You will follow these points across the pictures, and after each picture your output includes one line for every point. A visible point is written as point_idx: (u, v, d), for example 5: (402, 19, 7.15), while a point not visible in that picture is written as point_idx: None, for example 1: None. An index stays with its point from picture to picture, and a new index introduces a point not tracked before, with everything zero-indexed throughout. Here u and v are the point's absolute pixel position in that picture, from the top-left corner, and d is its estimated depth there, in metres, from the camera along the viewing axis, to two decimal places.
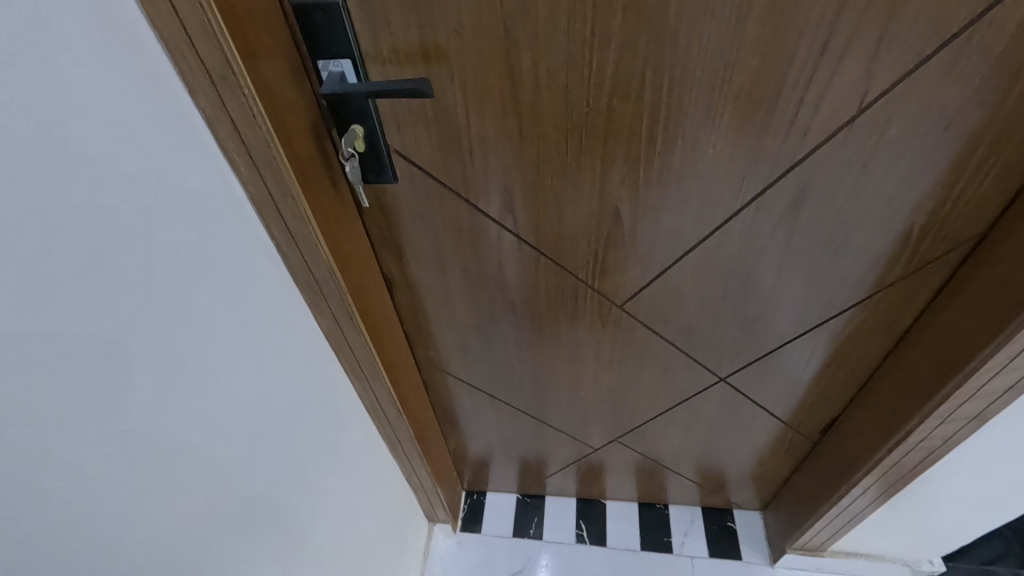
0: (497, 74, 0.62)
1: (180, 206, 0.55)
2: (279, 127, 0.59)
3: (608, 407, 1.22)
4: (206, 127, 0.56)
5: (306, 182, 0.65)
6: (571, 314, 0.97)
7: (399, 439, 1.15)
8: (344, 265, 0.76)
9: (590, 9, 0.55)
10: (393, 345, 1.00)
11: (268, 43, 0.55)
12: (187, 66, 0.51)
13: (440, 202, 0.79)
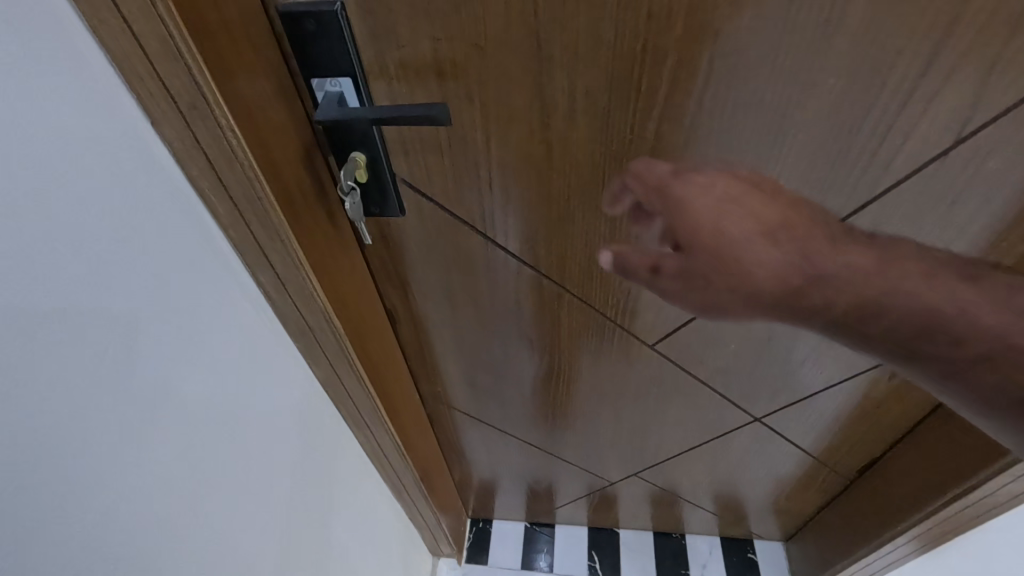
0: (524, 95, 0.52)
1: (150, 262, 0.44)
2: (266, 161, 0.48)
3: (628, 442, 1.13)
4: (177, 165, 0.46)
5: (299, 223, 0.55)
6: (595, 351, 0.87)
7: (404, 483, 1.05)
8: (342, 310, 0.66)
9: (644, 19, 0.46)
10: (396, 384, 0.90)
11: (251, 61, 0.45)
12: (148, 93, 0.41)
13: (452, 235, 0.69)
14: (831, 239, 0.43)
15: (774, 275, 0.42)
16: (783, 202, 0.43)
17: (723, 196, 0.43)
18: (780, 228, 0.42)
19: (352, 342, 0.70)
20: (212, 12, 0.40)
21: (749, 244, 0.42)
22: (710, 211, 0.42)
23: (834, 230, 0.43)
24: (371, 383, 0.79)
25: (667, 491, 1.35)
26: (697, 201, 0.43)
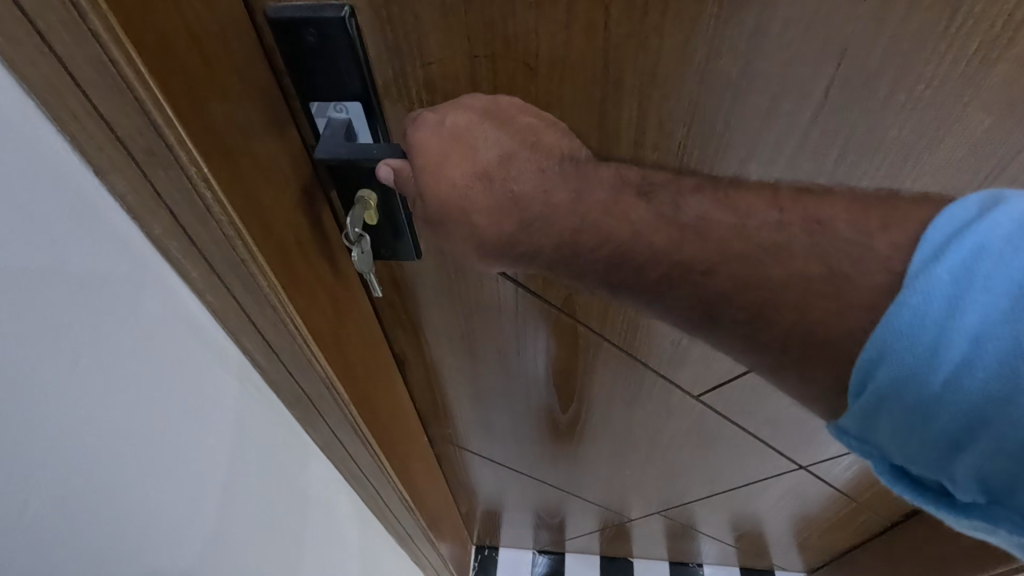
0: (581, 127, 0.41)
1: (90, 353, 0.33)
2: (253, 214, 0.37)
3: (655, 484, 1.04)
4: (136, 225, 0.34)
5: (297, 282, 0.43)
6: (628, 398, 0.78)
7: (410, 535, 0.95)
8: (348, 373, 0.55)
9: (749, 34, 0.35)
10: (403, 435, 0.79)
11: (232, 88, 0.34)
12: (88, 137, 0.29)
13: (475, 281, 0.58)
14: (541, 167, 0.39)
15: (490, 214, 0.40)
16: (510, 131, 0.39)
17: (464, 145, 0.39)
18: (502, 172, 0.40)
19: (359, 406, 0.59)
20: (175, 25, 0.29)
21: (458, 185, 0.39)
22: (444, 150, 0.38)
23: (560, 163, 0.39)
24: (378, 445, 0.68)
25: (687, 526, 1.27)
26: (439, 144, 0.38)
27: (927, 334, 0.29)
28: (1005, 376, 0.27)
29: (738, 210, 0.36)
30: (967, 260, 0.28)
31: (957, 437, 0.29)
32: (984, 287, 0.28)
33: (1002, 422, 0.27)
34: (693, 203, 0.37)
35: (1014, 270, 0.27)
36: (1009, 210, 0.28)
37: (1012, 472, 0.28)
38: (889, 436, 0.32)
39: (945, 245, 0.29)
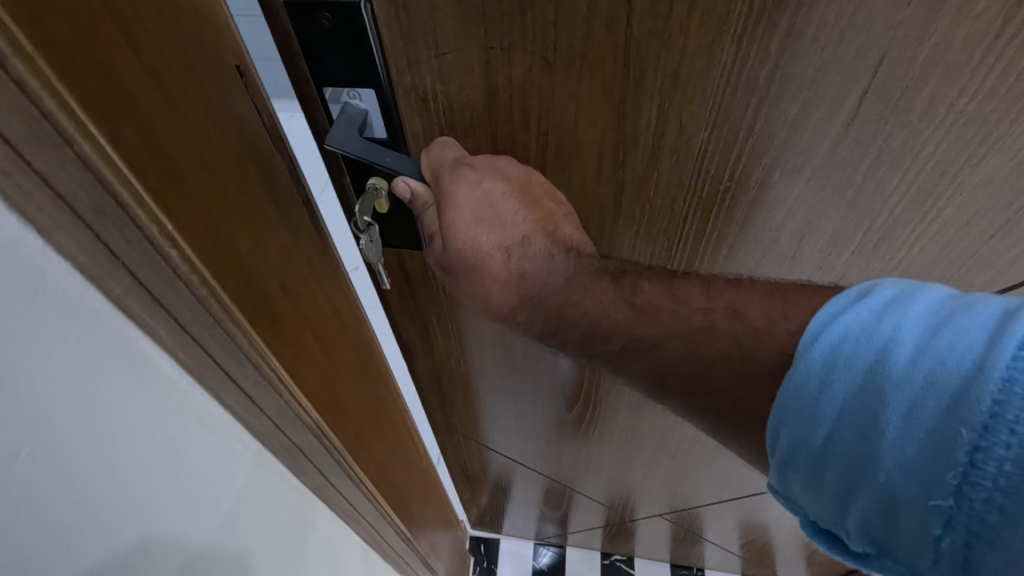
0: (597, 128, 0.40)
1: (35, 441, 0.27)
2: (220, 258, 0.33)
3: (659, 486, 1.04)
4: (91, 284, 0.28)
5: (275, 321, 0.40)
6: (637, 402, 0.77)
7: (407, 558, 0.92)
8: (334, 414, 0.51)
9: (780, 35, 0.33)
10: (397, 463, 0.76)
11: (196, 125, 0.30)
12: (16, 188, 0.23)
13: None
14: (550, 252, 0.43)
15: (500, 287, 0.45)
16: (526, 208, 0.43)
17: (490, 208, 0.42)
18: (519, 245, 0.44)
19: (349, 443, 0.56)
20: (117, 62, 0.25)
21: (480, 241, 0.44)
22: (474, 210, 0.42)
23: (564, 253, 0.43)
24: (371, 479, 0.65)
25: (689, 531, 1.26)
26: (467, 199, 0.41)
27: (807, 407, 0.31)
28: (869, 439, 0.29)
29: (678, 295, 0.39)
30: (836, 337, 0.31)
31: (844, 495, 0.31)
32: (845, 367, 0.30)
33: (871, 483, 0.29)
34: (647, 289, 0.40)
35: (874, 346, 0.30)
36: (877, 297, 0.31)
37: (890, 528, 0.29)
38: (801, 494, 0.33)
39: (819, 329, 0.32)
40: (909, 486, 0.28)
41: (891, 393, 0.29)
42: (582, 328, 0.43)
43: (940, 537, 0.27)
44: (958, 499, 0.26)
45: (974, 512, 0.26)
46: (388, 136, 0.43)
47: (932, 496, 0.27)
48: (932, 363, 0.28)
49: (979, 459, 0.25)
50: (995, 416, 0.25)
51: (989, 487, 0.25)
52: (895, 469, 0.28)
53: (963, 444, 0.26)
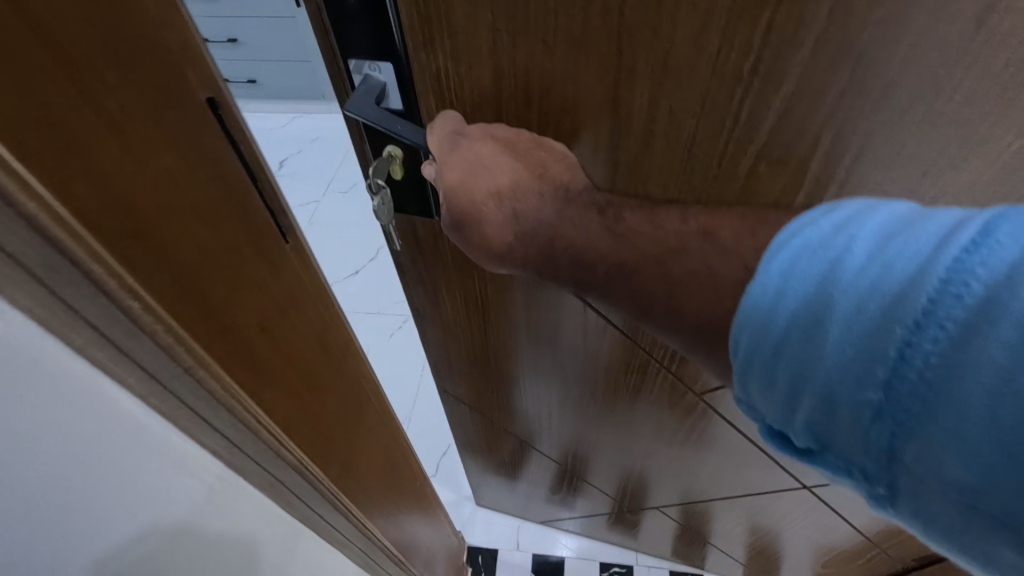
0: (594, 110, 0.43)
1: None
2: (190, 306, 0.33)
3: (655, 476, 1.07)
4: (51, 334, 0.27)
5: (252, 361, 0.39)
6: (632, 389, 0.80)
7: None
8: (319, 444, 0.51)
9: (761, 31, 0.35)
10: (388, 491, 0.75)
11: (157, 168, 0.30)
12: None
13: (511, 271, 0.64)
14: (541, 190, 0.45)
15: (497, 233, 0.48)
16: (524, 163, 0.45)
17: (480, 163, 0.45)
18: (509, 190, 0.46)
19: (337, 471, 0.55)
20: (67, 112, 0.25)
21: (476, 197, 0.47)
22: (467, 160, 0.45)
23: (555, 189, 0.45)
24: (360, 507, 0.63)
25: (692, 530, 1.28)
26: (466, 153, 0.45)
27: (761, 314, 0.32)
28: (813, 341, 0.30)
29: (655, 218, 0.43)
30: (794, 251, 0.31)
31: (792, 398, 0.31)
32: (802, 278, 0.31)
33: (812, 383, 0.30)
34: (627, 220, 0.43)
35: (828, 254, 0.30)
36: (841, 212, 0.31)
37: (830, 427, 0.30)
38: (756, 398, 0.34)
39: (781, 245, 0.32)
40: (846, 383, 0.28)
41: (838, 296, 0.29)
42: (569, 257, 0.45)
43: (870, 428, 0.28)
44: (887, 393, 0.27)
45: (901, 404, 0.26)
46: (404, 107, 0.47)
47: (864, 391, 0.28)
48: (881, 267, 0.28)
49: (909, 354, 0.26)
50: (929, 314, 0.25)
51: (915, 380, 0.26)
52: (835, 368, 0.29)
53: (896, 341, 0.26)
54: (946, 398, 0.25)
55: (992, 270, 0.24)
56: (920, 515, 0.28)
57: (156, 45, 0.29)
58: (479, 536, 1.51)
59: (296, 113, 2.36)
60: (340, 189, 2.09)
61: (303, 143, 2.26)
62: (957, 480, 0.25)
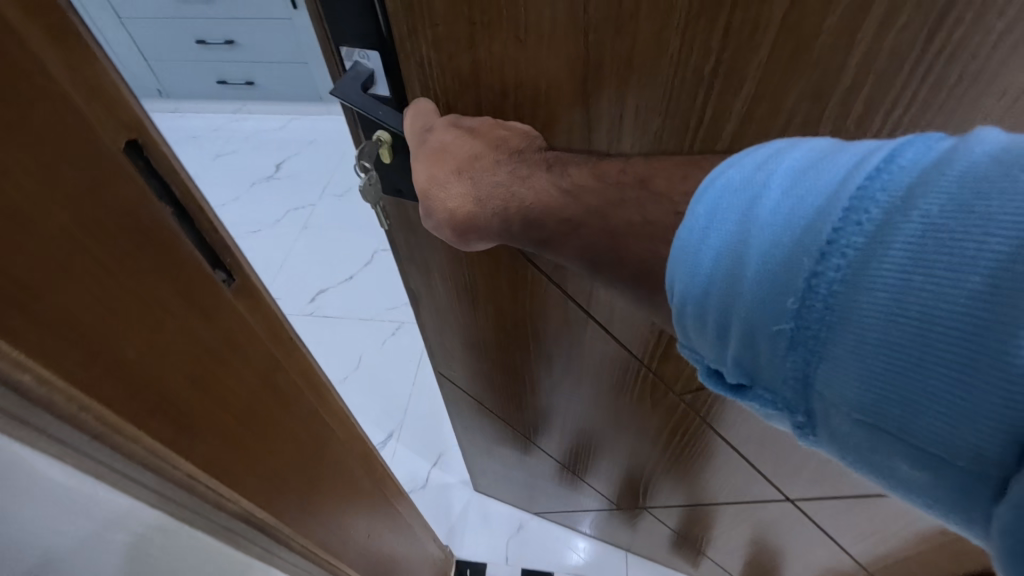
0: (566, 105, 0.44)
1: None
2: (103, 368, 0.30)
3: (643, 475, 1.08)
4: None
5: (177, 419, 0.35)
6: (615, 384, 0.82)
7: None
8: (276, 495, 0.47)
9: (719, 34, 0.36)
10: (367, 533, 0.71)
11: (57, 222, 0.26)
12: None
13: (493, 256, 0.66)
14: (497, 158, 0.45)
15: (456, 210, 0.47)
16: (485, 140, 0.46)
17: (447, 152, 0.46)
18: (471, 162, 0.46)
19: (301, 516, 0.52)
20: None
21: (441, 172, 0.47)
22: (440, 143, 0.46)
23: (511, 154, 0.45)
24: (322, 546, 0.58)
25: (690, 540, 1.26)
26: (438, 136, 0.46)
27: (689, 257, 0.32)
28: (733, 277, 0.30)
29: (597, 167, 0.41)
30: (716, 194, 0.32)
31: (721, 336, 0.32)
32: (724, 219, 0.31)
33: (735, 318, 0.31)
34: (572, 173, 0.41)
35: (748, 193, 0.31)
36: (759, 152, 0.32)
37: (753, 360, 0.31)
38: (694, 340, 0.35)
39: (705, 189, 0.33)
40: (762, 314, 0.29)
41: (756, 233, 0.30)
42: (519, 216, 0.44)
43: (784, 357, 0.29)
44: (797, 321, 0.28)
45: (810, 330, 0.27)
46: (391, 93, 0.50)
47: (778, 321, 0.28)
48: (793, 200, 0.29)
49: (815, 283, 0.27)
50: (833, 242, 0.27)
51: (820, 306, 0.27)
52: (753, 302, 0.29)
53: (805, 270, 0.27)
54: (847, 321, 0.26)
55: (887, 195, 0.26)
56: (834, 440, 0.29)
57: (48, 92, 0.25)
58: (471, 551, 1.45)
59: (294, 115, 2.43)
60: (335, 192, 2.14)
61: (302, 147, 2.33)
62: (858, 398, 0.26)
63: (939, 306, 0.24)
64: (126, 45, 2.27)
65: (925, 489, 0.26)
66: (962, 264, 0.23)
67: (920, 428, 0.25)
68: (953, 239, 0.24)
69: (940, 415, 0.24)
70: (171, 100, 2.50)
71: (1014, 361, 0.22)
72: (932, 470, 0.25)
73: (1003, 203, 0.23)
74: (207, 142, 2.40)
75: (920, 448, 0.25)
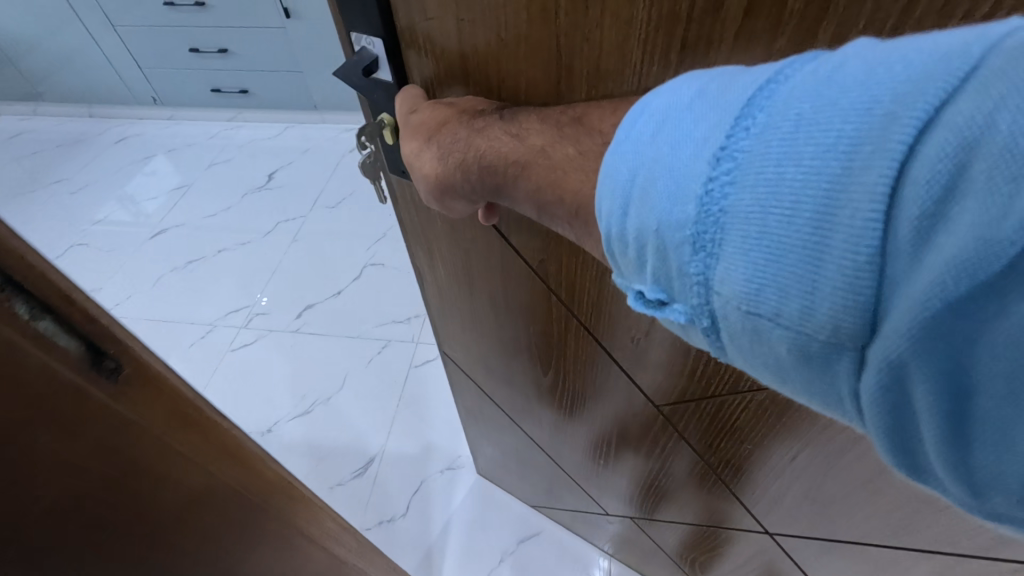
0: (543, 100, 0.46)
1: None
2: None
3: (628, 485, 1.07)
4: None
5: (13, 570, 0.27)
6: (599, 384, 0.82)
7: None
8: None
9: (676, 47, 0.37)
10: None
11: None
12: None
13: (482, 237, 0.68)
14: (462, 124, 0.45)
15: (426, 182, 0.49)
16: (456, 109, 0.47)
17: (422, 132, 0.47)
18: (436, 132, 0.46)
19: None
20: None
21: (410, 148, 0.48)
22: (425, 120, 0.47)
23: (459, 117, 0.46)
24: None
25: (685, 565, 1.18)
26: (422, 115, 0.48)
27: (614, 186, 0.30)
28: (643, 195, 0.29)
29: (544, 120, 0.41)
30: (635, 125, 0.30)
31: (638, 259, 0.31)
32: (637, 142, 0.30)
33: (647, 234, 0.29)
34: (526, 130, 0.41)
35: (660, 117, 0.30)
36: (676, 82, 0.30)
37: (663, 276, 0.30)
38: (622, 270, 0.33)
39: (627, 123, 0.31)
40: (665, 226, 0.28)
41: (665, 152, 0.29)
42: (480, 164, 0.43)
43: (687, 266, 0.28)
44: (697, 225, 0.27)
45: (707, 233, 0.26)
46: (394, 79, 0.53)
47: (680, 230, 0.27)
48: (694, 114, 0.28)
49: (712, 185, 0.26)
50: (726, 147, 0.26)
51: (716, 209, 0.26)
52: (660, 215, 0.28)
53: (703, 176, 0.26)
54: (739, 217, 0.25)
55: (775, 96, 0.25)
56: (733, 345, 0.28)
57: None
58: (454, 563, 1.45)
59: (289, 122, 2.53)
60: (327, 204, 2.23)
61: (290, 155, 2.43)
62: (745, 295, 0.26)
63: (811, 194, 0.23)
64: (125, 57, 2.42)
65: (805, 375, 0.26)
66: (828, 148, 0.23)
67: (795, 313, 0.24)
68: (823, 127, 0.23)
69: (807, 295, 0.24)
70: (166, 108, 2.65)
71: (867, 234, 0.22)
72: (806, 353, 0.25)
73: (867, 88, 0.23)
74: (200, 150, 2.53)
75: (796, 335, 0.25)
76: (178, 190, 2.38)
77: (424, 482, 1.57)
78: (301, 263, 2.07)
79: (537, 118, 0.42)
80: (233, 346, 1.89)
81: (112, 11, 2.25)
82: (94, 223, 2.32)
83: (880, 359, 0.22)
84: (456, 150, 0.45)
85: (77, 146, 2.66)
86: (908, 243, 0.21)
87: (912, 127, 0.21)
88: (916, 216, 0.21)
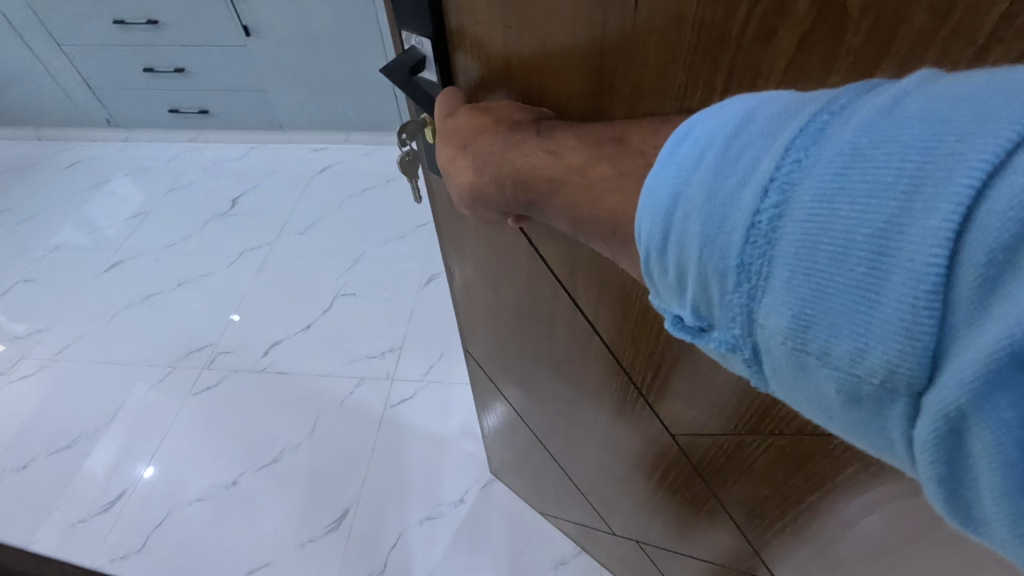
0: (581, 114, 0.45)
1: None
2: None
3: (637, 511, 1.04)
4: None
5: None
6: (617, 405, 0.80)
7: None
8: None
9: (723, 72, 0.36)
10: None
11: None
12: None
13: (513, 244, 0.68)
14: (499, 133, 0.45)
15: (460, 188, 0.49)
16: (490, 117, 0.46)
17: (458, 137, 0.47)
18: (473, 138, 0.46)
19: None
20: None
21: (446, 153, 0.48)
22: (462, 126, 0.47)
23: (498, 126, 0.45)
24: None
25: None
26: (460, 119, 0.48)
27: (653, 209, 0.29)
28: (684, 221, 0.28)
29: (584, 137, 0.41)
30: (677, 149, 0.29)
31: (679, 284, 0.29)
32: (680, 167, 0.29)
33: (689, 261, 0.28)
34: (564, 145, 0.41)
35: (704, 142, 0.28)
36: (724, 104, 0.29)
37: (704, 303, 0.28)
38: (660, 293, 0.32)
39: (670, 145, 0.30)
40: (707, 254, 0.27)
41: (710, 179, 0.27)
42: (513, 177, 0.43)
43: (730, 297, 0.27)
44: (742, 257, 0.25)
45: (753, 265, 0.25)
46: (439, 80, 0.53)
47: (724, 259, 0.26)
48: (741, 140, 0.27)
49: (760, 216, 0.25)
50: (775, 178, 0.25)
51: (764, 240, 0.25)
52: (703, 243, 0.27)
53: (749, 207, 0.25)
54: (789, 250, 0.24)
55: (830, 128, 0.24)
56: (777, 378, 0.27)
57: None
58: None
59: (258, 143, 2.60)
60: (297, 232, 2.28)
61: (258, 177, 2.49)
62: (790, 331, 0.24)
63: (867, 233, 0.22)
64: (77, 78, 2.46)
65: (853, 416, 0.25)
66: (887, 186, 0.22)
67: (844, 354, 0.23)
68: (881, 164, 0.22)
69: (858, 337, 0.22)
70: (122, 130, 2.71)
71: (927, 279, 0.20)
72: (854, 394, 0.24)
73: (931, 125, 0.21)
74: (166, 174, 2.58)
75: (843, 376, 0.23)
76: (137, 219, 2.42)
77: (402, 534, 1.56)
78: (266, 292, 2.10)
79: (575, 135, 0.41)
80: (194, 389, 1.87)
81: (61, 33, 2.30)
82: (53, 250, 2.36)
83: (935, 408, 0.21)
84: (493, 157, 0.45)
85: (37, 170, 2.69)
86: (971, 291, 0.20)
87: (979, 171, 0.20)
88: (981, 264, 0.19)
